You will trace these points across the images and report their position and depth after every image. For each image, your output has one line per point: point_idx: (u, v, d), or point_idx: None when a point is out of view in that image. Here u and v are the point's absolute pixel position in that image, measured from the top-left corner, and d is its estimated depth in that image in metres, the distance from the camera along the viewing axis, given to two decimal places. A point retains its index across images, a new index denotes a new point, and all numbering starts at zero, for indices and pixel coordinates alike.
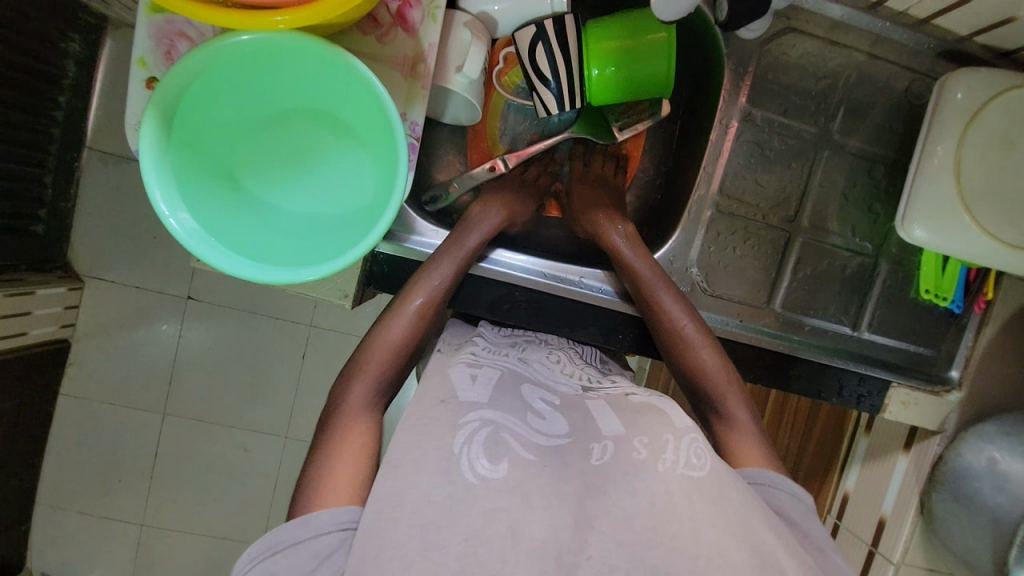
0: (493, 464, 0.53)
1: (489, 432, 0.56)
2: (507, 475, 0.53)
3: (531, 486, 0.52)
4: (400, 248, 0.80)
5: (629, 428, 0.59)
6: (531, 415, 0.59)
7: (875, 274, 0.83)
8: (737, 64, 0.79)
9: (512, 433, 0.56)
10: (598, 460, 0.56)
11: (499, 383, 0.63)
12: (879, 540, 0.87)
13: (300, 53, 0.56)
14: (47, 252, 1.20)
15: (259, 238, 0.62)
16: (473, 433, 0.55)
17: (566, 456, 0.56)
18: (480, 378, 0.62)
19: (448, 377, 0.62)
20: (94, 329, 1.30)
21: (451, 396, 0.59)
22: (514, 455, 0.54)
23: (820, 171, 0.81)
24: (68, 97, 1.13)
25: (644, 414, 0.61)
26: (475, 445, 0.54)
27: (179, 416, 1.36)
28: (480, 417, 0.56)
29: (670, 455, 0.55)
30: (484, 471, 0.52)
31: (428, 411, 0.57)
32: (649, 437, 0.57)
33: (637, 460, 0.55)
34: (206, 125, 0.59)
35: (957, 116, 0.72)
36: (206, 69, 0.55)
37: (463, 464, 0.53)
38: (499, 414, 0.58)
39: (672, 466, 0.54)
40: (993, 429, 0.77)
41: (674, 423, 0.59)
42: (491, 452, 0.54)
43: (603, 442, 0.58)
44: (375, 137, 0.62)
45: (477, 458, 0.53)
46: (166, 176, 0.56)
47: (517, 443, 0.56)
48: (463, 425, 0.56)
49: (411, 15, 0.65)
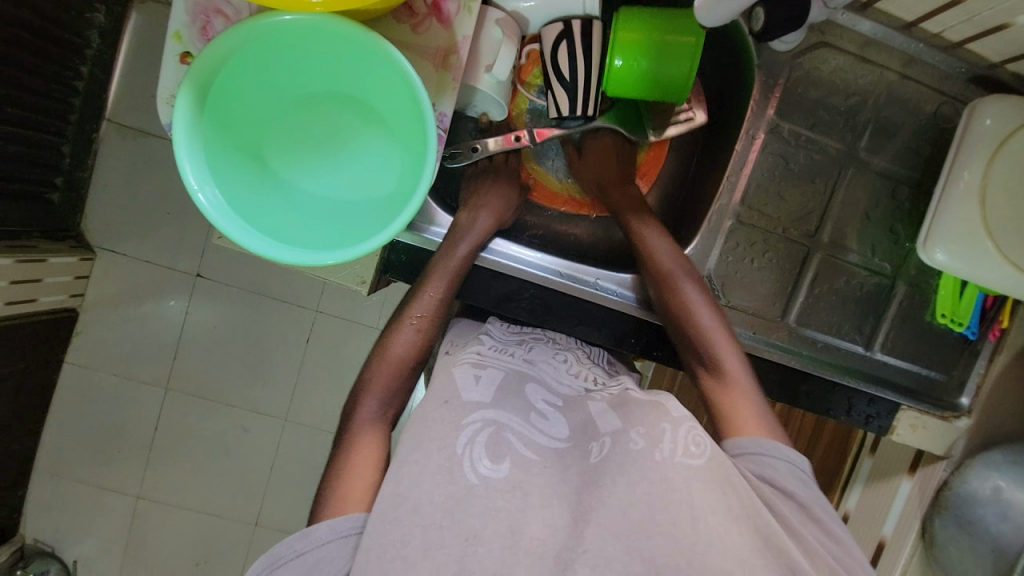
0: (494, 464, 0.53)
1: (490, 431, 0.56)
2: (510, 475, 0.53)
3: (531, 487, 0.52)
4: (420, 238, 0.80)
5: (627, 422, 0.58)
6: (535, 416, 0.60)
7: (891, 295, 0.83)
8: (768, 76, 0.78)
9: (514, 433, 0.57)
10: (598, 458, 0.56)
11: (503, 384, 0.62)
12: (877, 562, 0.87)
13: (338, 38, 0.56)
14: (61, 220, 1.21)
15: (283, 217, 0.62)
16: (476, 434, 0.55)
17: (568, 459, 0.57)
18: (484, 379, 0.62)
19: (452, 377, 0.62)
20: (103, 300, 1.31)
21: (455, 397, 0.59)
22: (516, 454, 0.55)
23: (843, 189, 0.81)
24: (90, 67, 1.14)
25: (641, 404, 0.60)
26: (478, 446, 0.54)
27: (181, 392, 1.36)
28: (482, 417, 0.56)
29: (667, 445, 0.54)
30: (486, 471, 0.52)
31: (432, 413, 0.57)
32: (646, 428, 0.56)
33: (633, 451, 0.54)
34: (237, 102, 0.59)
35: (986, 141, 0.71)
36: (244, 48, 0.55)
37: (465, 464, 0.53)
38: (502, 413, 0.58)
39: (669, 455, 0.53)
40: (1000, 458, 0.76)
41: (670, 412, 0.58)
42: (493, 451, 0.54)
43: (602, 439, 0.57)
44: (404, 126, 0.62)
45: (479, 459, 0.53)
46: (196, 151, 0.56)
47: (517, 440, 0.56)
48: (466, 424, 0.55)
49: (446, 7, 0.65)
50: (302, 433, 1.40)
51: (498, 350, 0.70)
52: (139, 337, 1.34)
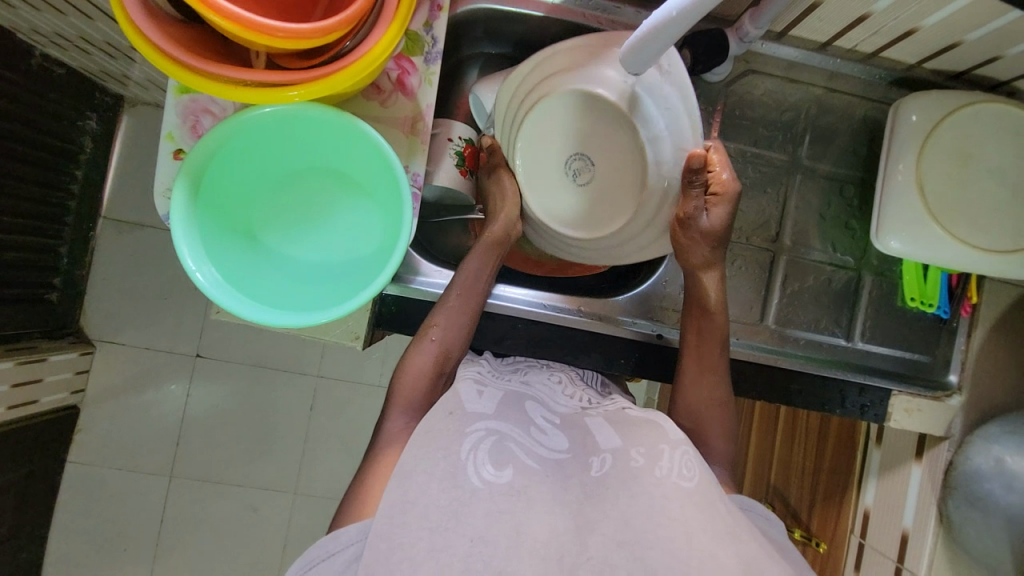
0: (498, 469, 0.55)
1: (494, 440, 0.57)
2: (512, 480, 0.55)
3: (533, 493, 0.54)
4: (407, 289, 0.82)
5: (626, 440, 0.61)
6: (534, 429, 0.61)
7: (860, 286, 0.87)
8: (707, 103, 0.86)
9: (517, 442, 0.58)
10: (598, 471, 0.58)
11: (504, 398, 0.65)
12: (904, 555, 0.88)
13: (319, 123, 0.63)
14: (61, 319, 1.26)
15: (277, 284, 0.67)
16: (480, 441, 0.57)
17: (567, 468, 0.59)
18: (486, 393, 0.65)
19: (456, 391, 0.65)
20: (104, 393, 1.33)
21: (459, 407, 0.61)
22: (519, 463, 0.56)
23: (795, 193, 0.87)
24: (85, 170, 1.22)
25: (640, 427, 0.63)
26: (481, 452, 0.56)
27: (187, 477, 1.35)
28: (486, 426, 0.58)
29: (666, 464, 0.57)
30: (489, 476, 0.54)
31: (436, 425, 0.59)
32: (646, 447, 0.59)
33: (635, 468, 0.57)
34: (230, 185, 0.65)
35: (914, 135, 0.78)
36: (231, 138, 0.61)
37: (469, 469, 0.54)
38: (503, 424, 0.60)
39: (666, 473, 0.57)
40: (997, 430, 0.78)
41: (668, 433, 0.61)
42: (496, 457, 0.56)
43: (601, 455, 0.60)
44: (382, 190, 0.68)
45: (483, 464, 0.55)
46: (194, 237, 0.60)
47: (521, 452, 0.58)
48: (470, 433, 0.57)
49: (409, 81, 0.73)
50: (311, 504, 1.38)
51: (495, 373, 0.73)
52: (141, 426, 1.34)
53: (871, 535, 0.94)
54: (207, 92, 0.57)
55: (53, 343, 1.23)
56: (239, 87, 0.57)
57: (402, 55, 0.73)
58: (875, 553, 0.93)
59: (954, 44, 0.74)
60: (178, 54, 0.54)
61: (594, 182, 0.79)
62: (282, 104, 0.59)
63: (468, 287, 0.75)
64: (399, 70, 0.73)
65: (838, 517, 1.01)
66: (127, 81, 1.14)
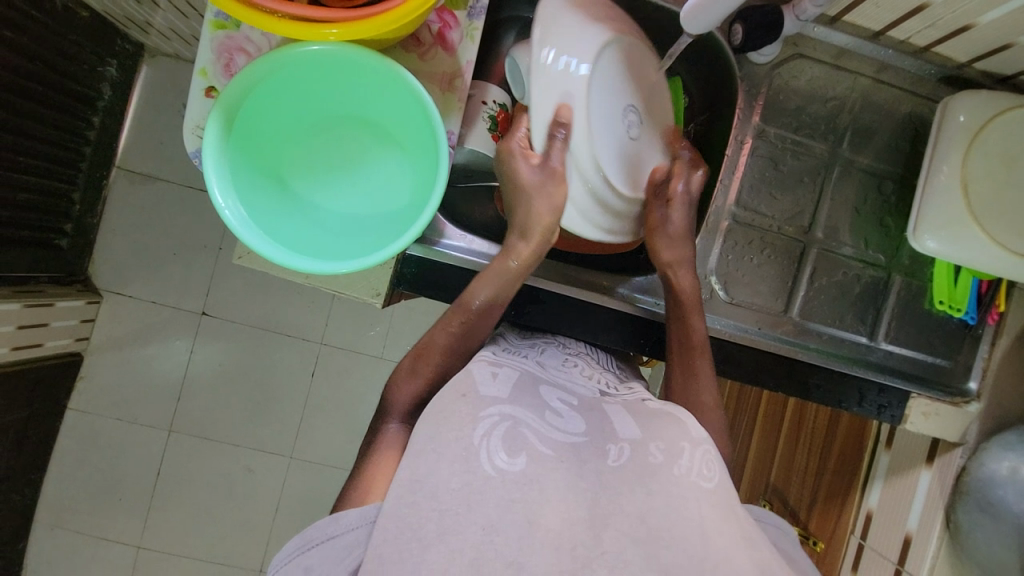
0: (511, 457, 0.52)
1: (507, 426, 0.54)
2: (526, 468, 0.51)
3: (548, 481, 0.51)
4: (429, 251, 0.80)
5: (646, 433, 0.58)
6: (549, 413, 0.58)
7: (888, 286, 0.85)
8: (749, 86, 0.83)
9: (531, 428, 0.55)
10: (615, 461, 0.54)
11: (519, 382, 0.62)
12: (905, 558, 0.88)
13: (364, 70, 0.62)
14: (69, 266, 1.25)
15: (302, 230, 0.65)
16: (493, 427, 0.54)
17: (583, 453, 0.55)
18: (501, 376, 0.62)
19: (469, 372, 0.61)
20: (107, 344, 1.33)
21: (472, 391, 0.58)
22: (533, 450, 0.53)
23: (831, 187, 0.85)
24: (101, 118, 1.20)
25: (661, 420, 0.60)
26: (495, 438, 0.52)
27: (186, 434, 1.36)
28: (500, 411, 0.55)
29: (685, 462, 0.54)
30: (502, 464, 0.51)
31: (448, 406, 0.56)
32: (665, 442, 0.56)
33: (653, 464, 0.54)
34: (263, 125, 0.63)
35: (960, 135, 0.76)
36: (271, 74, 0.60)
37: (482, 455, 0.51)
38: (518, 409, 0.57)
39: (685, 472, 0.54)
40: (1015, 439, 0.77)
41: (690, 431, 0.58)
42: (510, 445, 0.52)
43: (620, 444, 0.56)
44: (418, 144, 0.66)
45: (496, 451, 0.52)
46: (224, 173, 0.59)
47: (535, 438, 0.54)
48: (484, 418, 0.54)
49: (450, 36, 0.71)
50: (308, 469, 1.38)
51: (510, 353, 0.71)
52: (143, 379, 1.34)
53: (871, 537, 0.95)
54: (243, 22, 0.55)
55: (60, 289, 1.22)
56: (276, 19, 0.55)
57: (445, 7, 0.71)
58: (875, 555, 0.93)
59: (1007, 44, 0.72)
60: None
61: (644, 138, 0.77)
62: (320, 44, 0.58)
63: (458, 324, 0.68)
64: (440, 24, 0.71)
65: (839, 519, 1.01)
66: (147, 29, 1.11)
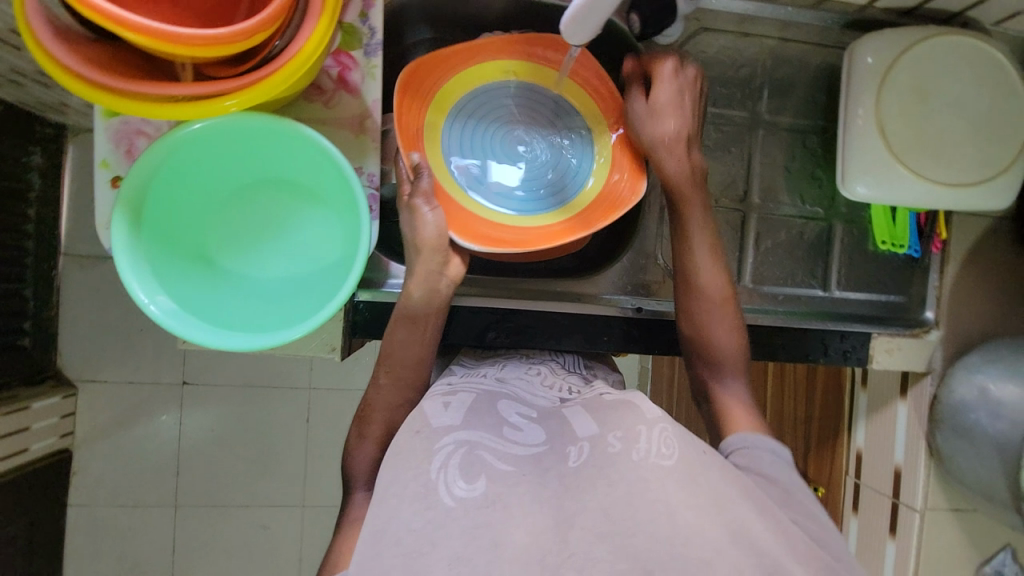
0: (470, 483, 0.52)
1: (463, 452, 0.54)
2: (487, 490, 0.51)
3: (510, 498, 0.51)
4: (378, 294, 0.79)
5: (603, 426, 0.58)
6: (507, 429, 0.58)
7: (832, 236, 0.87)
8: None
9: (488, 448, 0.55)
10: (575, 462, 0.55)
11: (473, 404, 0.62)
12: (899, 490, 0.90)
13: (260, 132, 0.61)
14: (37, 365, 1.22)
15: (242, 305, 0.65)
16: (449, 456, 0.54)
17: (545, 461, 0.56)
18: (453, 404, 0.62)
19: (422, 410, 0.62)
20: (94, 434, 1.30)
21: (425, 425, 0.58)
22: (491, 470, 0.53)
23: (759, 150, 0.86)
24: (36, 209, 1.16)
25: (617, 409, 0.59)
26: (452, 468, 0.53)
27: (193, 505, 1.35)
28: (454, 439, 0.55)
29: (643, 444, 0.53)
30: (462, 492, 0.51)
31: (404, 446, 0.57)
32: (623, 431, 0.55)
33: (612, 454, 0.54)
34: (174, 208, 0.63)
35: (870, 78, 0.77)
36: (168, 158, 0.59)
37: (441, 489, 0.52)
38: (474, 432, 0.57)
39: (644, 455, 0.53)
40: (978, 359, 0.80)
41: (644, 413, 0.57)
42: (466, 471, 0.53)
43: (580, 443, 0.57)
44: (336, 194, 0.65)
45: (454, 481, 0.52)
46: (141, 266, 0.58)
47: (493, 457, 0.54)
48: (439, 450, 0.55)
49: (351, 78, 0.70)
50: (322, 514, 1.38)
51: (468, 377, 0.71)
52: (139, 461, 1.32)
53: (865, 475, 0.96)
54: (139, 114, 0.55)
55: (35, 389, 1.19)
56: (169, 103, 0.55)
57: (341, 50, 0.70)
58: (871, 493, 0.94)
59: None
60: (93, 74, 0.52)
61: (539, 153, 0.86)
62: (221, 116, 0.57)
63: (395, 365, 0.68)
64: (339, 67, 0.70)
65: (832, 462, 1.02)
66: (65, 110, 1.07)
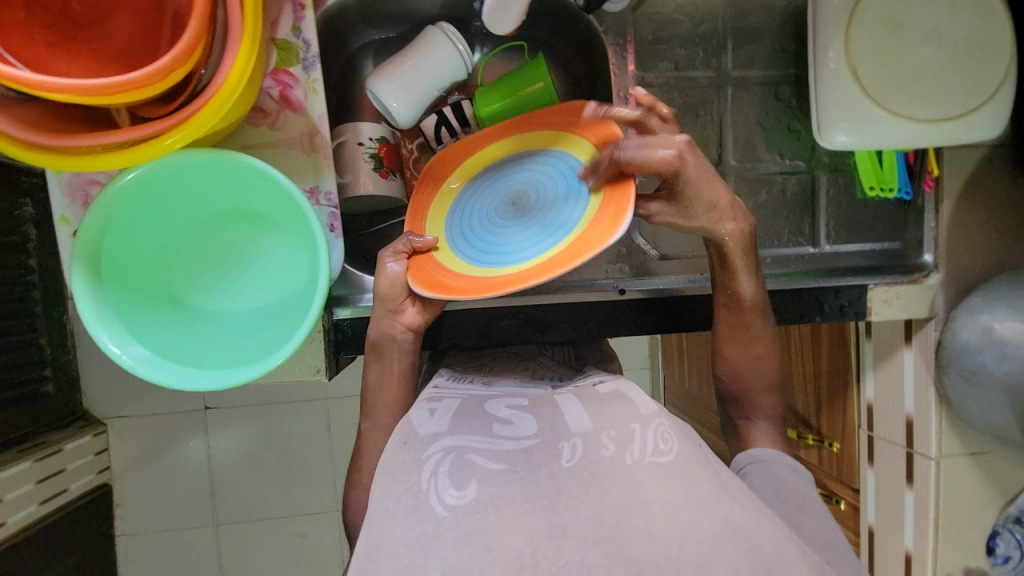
0: (460, 490, 0.50)
1: (452, 458, 0.54)
2: (477, 495, 0.50)
3: (502, 501, 0.49)
4: (360, 309, 0.78)
5: (596, 423, 0.57)
6: (497, 426, 0.58)
7: (816, 188, 0.83)
8: (617, 36, 0.80)
9: (478, 452, 0.54)
10: (569, 460, 0.52)
11: (460, 410, 0.62)
12: (913, 440, 0.88)
13: (202, 167, 0.59)
14: (66, 408, 1.25)
15: (216, 342, 0.65)
16: (439, 464, 0.53)
17: (538, 457, 0.53)
18: (439, 410, 0.62)
19: (409, 419, 0.62)
20: (128, 466, 1.34)
21: (412, 435, 0.58)
22: (482, 472, 0.52)
23: (730, 110, 0.82)
24: (38, 256, 1.05)
25: (609, 405, 0.60)
26: (442, 476, 0.52)
27: (231, 522, 1.39)
28: (441, 447, 0.55)
29: (638, 445, 0.53)
30: (452, 500, 0.50)
31: (392, 458, 0.57)
32: (616, 431, 0.55)
33: (606, 457, 0.53)
34: (132, 256, 0.62)
35: (837, 17, 0.71)
36: (115, 207, 0.58)
37: (432, 497, 0.50)
38: (461, 437, 0.56)
39: (640, 456, 0.52)
40: (980, 300, 0.77)
41: (639, 410, 0.58)
42: (455, 477, 0.52)
43: (572, 439, 0.55)
44: (291, 219, 0.64)
45: (445, 489, 0.51)
46: (108, 319, 0.59)
47: (483, 459, 0.53)
48: (428, 459, 0.54)
49: (293, 95, 0.68)
50: None
51: (457, 380, 0.71)
52: (175, 486, 1.37)
53: (877, 427, 0.93)
54: (85, 169, 0.54)
55: (63, 432, 1.22)
56: (110, 153, 0.54)
57: (278, 69, 0.68)
58: (883, 444, 0.92)
59: None
60: (28, 134, 0.51)
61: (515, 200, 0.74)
62: (167, 155, 0.57)
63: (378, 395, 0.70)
64: (279, 86, 0.68)
65: (844, 416, 1.00)
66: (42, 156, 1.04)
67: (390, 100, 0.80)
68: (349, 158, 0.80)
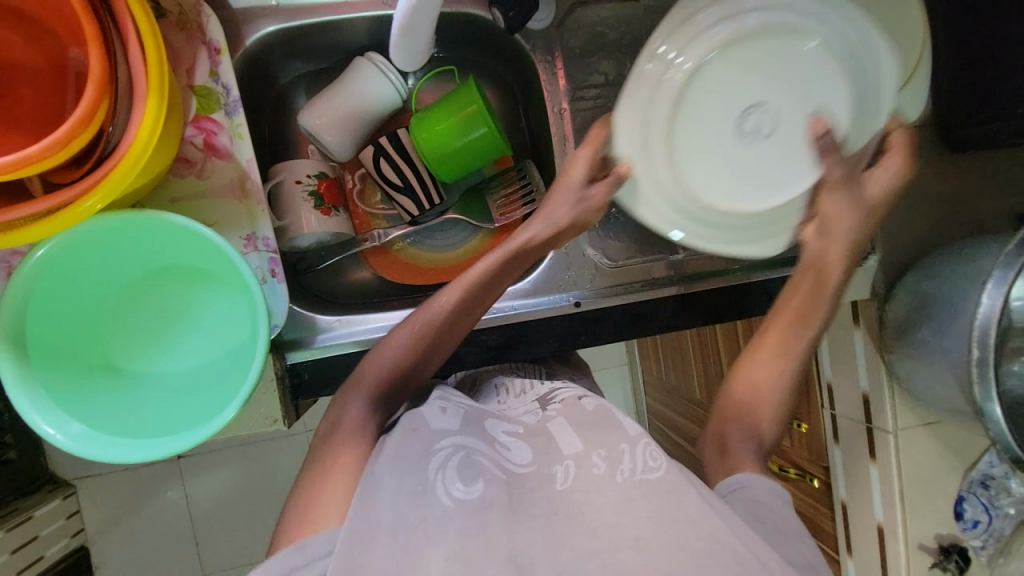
0: (467, 486, 0.52)
1: (461, 455, 0.55)
2: (483, 494, 0.52)
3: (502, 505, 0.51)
4: (312, 353, 0.77)
5: (588, 441, 0.57)
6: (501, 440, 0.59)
7: None
8: (545, 55, 0.81)
9: (485, 455, 0.56)
10: (563, 484, 0.53)
11: (467, 414, 0.63)
12: (871, 416, 0.91)
13: (125, 230, 0.57)
14: (32, 473, 1.19)
15: (161, 406, 0.63)
16: (448, 458, 0.55)
17: (531, 482, 0.54)
18: (449, 409, 0.63)
19: (418, 411, 0.61)
20: (105, 525, 1.29)
21: (422, 425, 0.58)
22: (490, 474, 0.54)
23: None
24: None
25: (597, 423, 0.60)
26: (450, 470, 0.53)
27: (219, 569, 1.35)
28: (452, 443, 0.56)
29: (628, 465, 0.54)
30: (459, 494, 0.52)
31: (397, 444, 0.56)
32: (606, 450, 0.55)
33: (596, 476, 0.53)
34: (60, 327, 0.60)
35: None
36: (36, 282, 0.56)
37: (439, 488, 0.52)
38: (470, 440, 0.58)
39: (631, 474, 0.53)
40: (914, 280, 0.80)
41: (627, 430, 0.58)
42: (465, 472, 0.53)
43: (566, 462, 0.55)
44: (227, 272, 0.63)
45: (453, 482, 0.53)
46: (40, 398, 0.56)
47: (489, 463, 0.55)
48: (436, 451, 0.55)
49: (218, 142, 0.66)
50: None
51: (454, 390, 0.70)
52: (155, 540, 1.32)
53: (839, 405, 0.97)
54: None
55: (32, 498, 1.16)
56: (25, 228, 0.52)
57: (200, 115, 0.66)
58: (847, 421, 0.95)
59: None
60: None
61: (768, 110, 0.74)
62: (90, 218, 0.54)
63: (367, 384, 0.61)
64: (203, 134, 0.66)
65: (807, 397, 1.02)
66: None
67: (324, 134, 0.80)
68: (287, 199, 0.79)
